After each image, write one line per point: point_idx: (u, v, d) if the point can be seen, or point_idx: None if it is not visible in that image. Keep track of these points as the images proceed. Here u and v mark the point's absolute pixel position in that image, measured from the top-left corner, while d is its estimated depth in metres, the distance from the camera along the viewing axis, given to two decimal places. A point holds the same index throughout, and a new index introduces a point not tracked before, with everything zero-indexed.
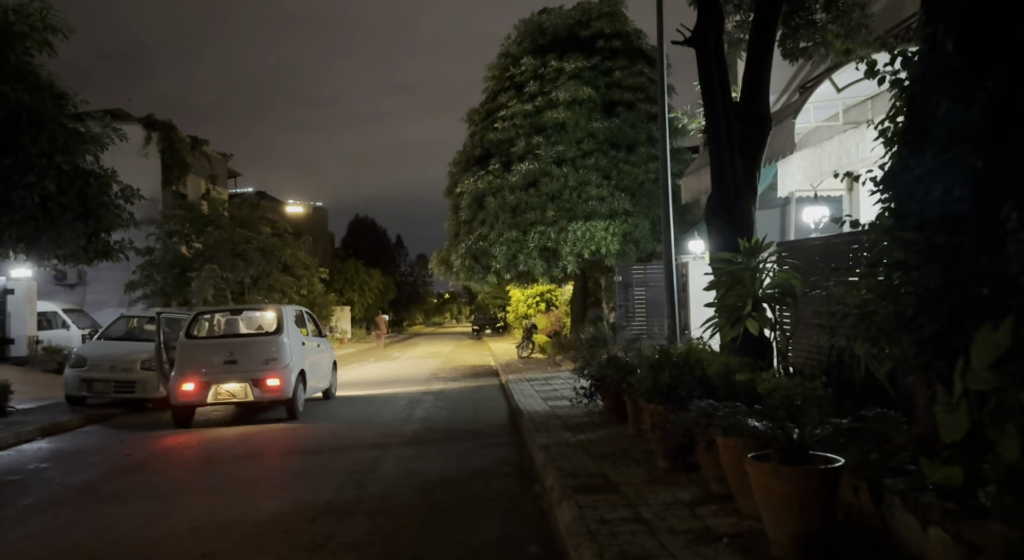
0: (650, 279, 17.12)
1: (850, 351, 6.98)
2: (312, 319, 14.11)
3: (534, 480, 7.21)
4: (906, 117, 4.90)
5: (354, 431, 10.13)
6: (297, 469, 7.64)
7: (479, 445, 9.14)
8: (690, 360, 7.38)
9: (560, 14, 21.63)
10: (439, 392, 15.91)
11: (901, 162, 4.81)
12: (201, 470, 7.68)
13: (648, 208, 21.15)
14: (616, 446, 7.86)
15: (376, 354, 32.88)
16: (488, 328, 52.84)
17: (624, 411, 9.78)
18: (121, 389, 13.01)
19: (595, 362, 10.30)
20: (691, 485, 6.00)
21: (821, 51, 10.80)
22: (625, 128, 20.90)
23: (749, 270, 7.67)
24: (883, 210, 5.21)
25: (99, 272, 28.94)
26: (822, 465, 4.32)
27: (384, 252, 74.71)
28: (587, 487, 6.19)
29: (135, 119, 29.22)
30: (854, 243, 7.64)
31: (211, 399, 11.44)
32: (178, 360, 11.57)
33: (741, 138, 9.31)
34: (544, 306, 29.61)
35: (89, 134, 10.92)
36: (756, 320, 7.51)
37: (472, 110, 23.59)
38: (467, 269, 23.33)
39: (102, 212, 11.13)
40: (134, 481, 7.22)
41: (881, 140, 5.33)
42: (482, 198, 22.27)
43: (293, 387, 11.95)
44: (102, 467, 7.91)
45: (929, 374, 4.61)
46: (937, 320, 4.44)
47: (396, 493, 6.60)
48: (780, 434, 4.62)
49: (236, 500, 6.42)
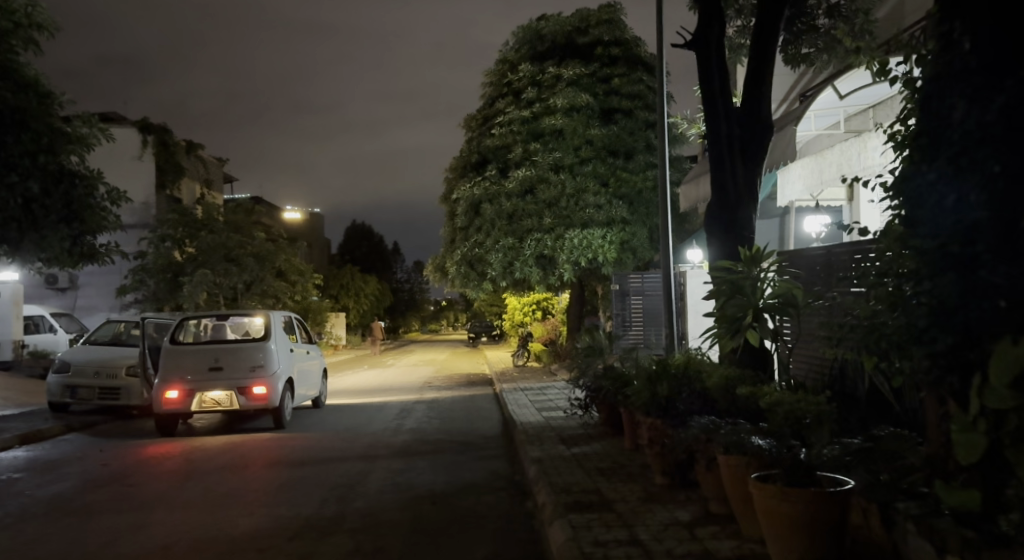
0: (647, 288, 17.00)
1: (854, 365, 6.76)
2: (301, 326, 13.80)
3: (525, 497, 6.93)
4: (917, 120, 4.69)
5: (343, 442, 9.85)
6: (279, 482, 7.36)
7: (471, 458, 8.88)
8: (689, 372, 7.13)
9: (559, 20, 21.39)
10: (431, 401, 15.63)
11: (913, 166, 4.57)
12: (180, 482, 7.41)
13: (645, 216, 20.98)
14: (611, 461, 7.59)
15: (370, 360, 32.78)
16: (484, 336, 52.52)
17: (620, 423, 9.54)
18: (105, 396, 12.72)
19: (590, 372, 10.04)
20: (689, 504, 5.74)
21: (823, 56, 10.58)
22: (623, 136, 20.70)
23: (750, 280, 7.42)
24: (893, 217, 4.97)
25: (91, 276, 28.64)
26: (831, 488, 4.08)
27: (380, 258, 74.51)
28: (581, 505, 5.92)
29: (130, 123, 29.15)
30: (859, 253, 7.43)
31: (196, 408, 11.16)
32: (163, 366, 11.29)
33: (741, 143, 9.07)
34: (540, 314, 28.97)
35: (74, 135, 10.69)
36: (758, 332, 7.24)
37: (468, 116, 23.39)
38: (462, 276, 23.12)
39: (88, 215, 10.93)
40: (109, 494, 6.94)
41: (891, 145, 5.09)
42: (478, 205, 22.06)
43: (281, 396, 11.65)
44: (78, 478, 7.63)
45: (943, 390, 4.37)
46: (952, 335, 4.20)
47: (381, 510, 6.33)
48: (785, 454, 4.36)
49: (213, 515, 6.15)
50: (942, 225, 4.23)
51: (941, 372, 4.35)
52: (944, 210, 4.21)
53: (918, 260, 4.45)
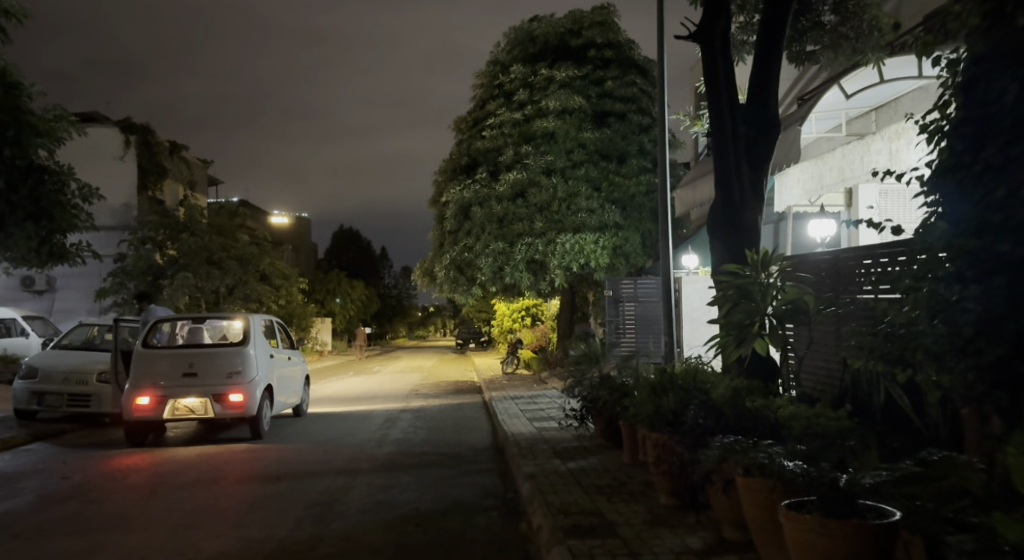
0: (641, 294, 16.57)
1: (872, 377, 6.30)
2: (283, 330, 13.25)
3: (519, 517, 6.42)
4: (957, 106, 4.16)
5: (323, 454, 9.30)
6: (252, 499, 6.82)
7: (459, 472, 8.37)
8: (694, 385, 6.66)
9: (550, 22, 20.96)
10: (418, 410, 15.06)
11: (953, 159, 4.07)
12: (144, 498, 6.86)
13: (639, 221, 20.57)
14: (610, 477, 7.12)
15: (375, 362, 37.37)
16: (473, 342, 52.27)
17: (617, 435, 9.06)
18: (75, 403, 12.13)
19: (585, 381, 9.54)
20: (701, 529, 5.28)
21: (828, 55, 9.95)
22: (616, 139, 20.30)
23: (759, 285, 6.90)
24: (927, 216, 4.44)
25: (68, 279, 27.93)
26: (875, 519, 3.67)
27: (367, 263, 73.95)
28: (582, 528, 5.44)
29: (112, 123, 28.48)
30: (874, 257, 7.05)
31: (168, 416, 10.57)
32: (134, 371, 10.70)
33: (746, 142, 8.65)
34: (530, 320, 28.68)
35: (44, 128, 10.10)
36: (768, 341, 6.74)
37: (459, 119, 22.91)
38: (450, 281, 22.34)
39: (58, 213, 10.38)
40: (65, 512, 6.38)
41: (924, 135, 4.57)
42: (468, 208, 21.48)
43: (258, 404, 11.09)
44: (32, 494, 7.05)
45: (988, 406, 3.92)
46: (1002, 346, 3.70)
47: (361, 532, 5.79)
48: (819, 477, 3.95)
49: (177, 538, 5.59)
50: (986, 220, 3.73)
51: (985, 386, 3.84)
52: (988, 203, 3.72)
53: (957, 260, 3.92)
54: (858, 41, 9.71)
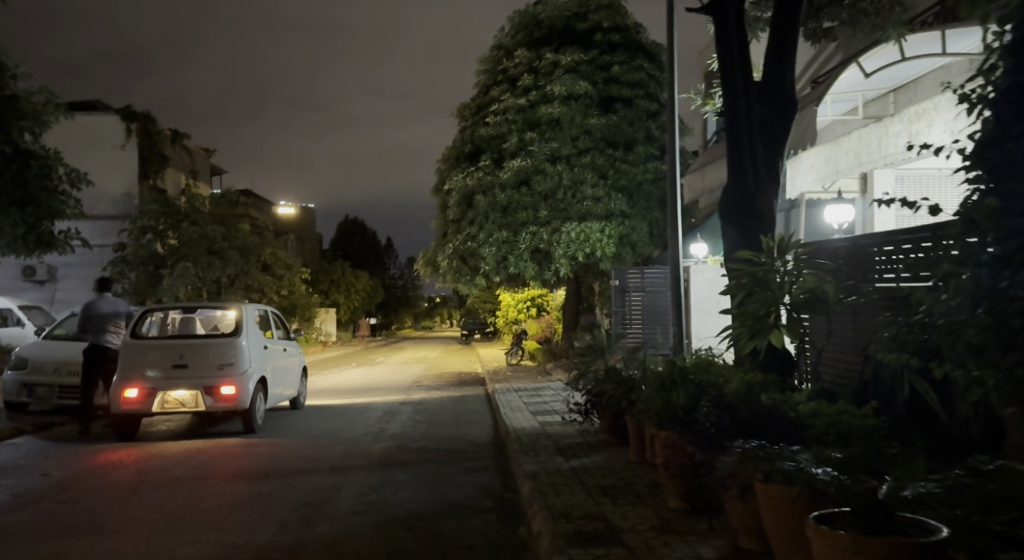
0: (648, 284, 16.15)
1: (894, 370, 5.89)
2: (278, 320, 12.83)
3: (519, 520, 6.05)
4: (1003, 70, 3.71)
5: (317, 450, 8.95)
6: (238, 498, 6.47)
7: (457, 470, 7.99)
8: (707, 380, 6.26)
9: (556, 5, 20.43)
10: (418, 403, 14.70)
11: (1000, 132, 3.62)
12: (124, 498, 6.51)
13: (645, 210, 20.17)
14: (616, 478, 6.73)
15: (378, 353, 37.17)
16: (478, 333, 52.01)
17: (623, 431, 8.67)
18: (66, 396, 11.83)
19: (590, 375, 9.16)
20: (714, 537, 4.89)
21: (847, 31, 9.49)
22: (623, 126, 19.88)
23: (775, 273, 6.45)
24: (968, 196, 3.91)
25: (69, 268, 27.68)
26: (922, 539, 3.24)
27: (372, 254, 73.80)
28: (586, 532, 5.08)
29: (114, 111, 28.24)
30: (898, 243, 6.64)
31: (157, 409, 10.23)
32: (122, 363, 10.34)
33: (761, 121, 8.19)
34: (535, 311, 28.30)
35: (29, 110, 9.65)
36: (783, 332, 6.28)
37: (461, 106, 22.44)
38: (453, 271, 21.99)
39: (44, 199, 9.94)
40: (37, 513, 6.05)
41: (962, 109, 4.07)
42: (471, 196, 21.01)
43: (251, 397, 10.72)
44: (8, 493, 6.71)
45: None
46: None
47: (349, 536, 5.43)
48: (849, 487, 3.56)
49: (150, 542, 5.23)
50: None
51: None
52: None
53: (1004, 242, 3.44)
54: (878, 16, 9.20)
